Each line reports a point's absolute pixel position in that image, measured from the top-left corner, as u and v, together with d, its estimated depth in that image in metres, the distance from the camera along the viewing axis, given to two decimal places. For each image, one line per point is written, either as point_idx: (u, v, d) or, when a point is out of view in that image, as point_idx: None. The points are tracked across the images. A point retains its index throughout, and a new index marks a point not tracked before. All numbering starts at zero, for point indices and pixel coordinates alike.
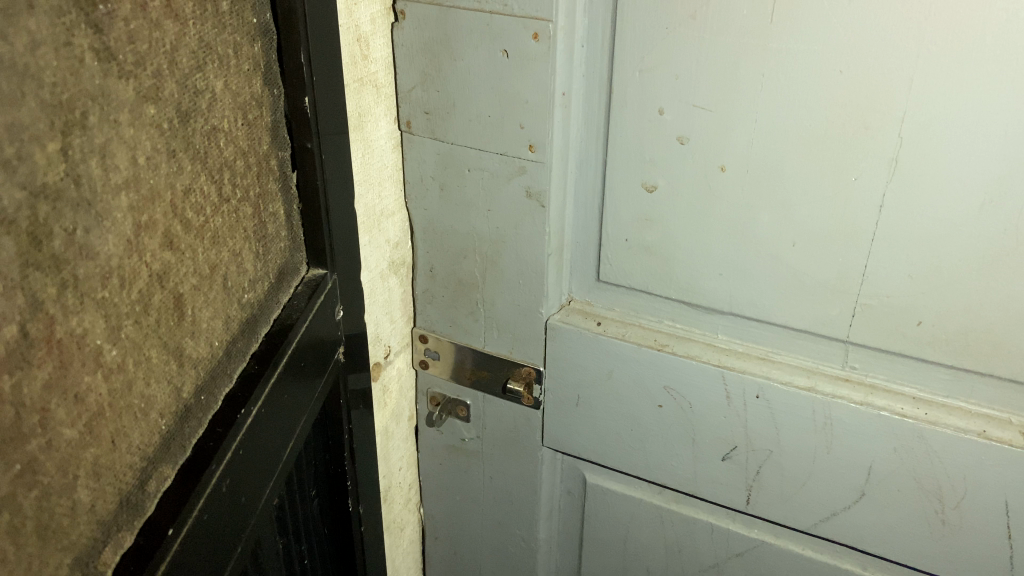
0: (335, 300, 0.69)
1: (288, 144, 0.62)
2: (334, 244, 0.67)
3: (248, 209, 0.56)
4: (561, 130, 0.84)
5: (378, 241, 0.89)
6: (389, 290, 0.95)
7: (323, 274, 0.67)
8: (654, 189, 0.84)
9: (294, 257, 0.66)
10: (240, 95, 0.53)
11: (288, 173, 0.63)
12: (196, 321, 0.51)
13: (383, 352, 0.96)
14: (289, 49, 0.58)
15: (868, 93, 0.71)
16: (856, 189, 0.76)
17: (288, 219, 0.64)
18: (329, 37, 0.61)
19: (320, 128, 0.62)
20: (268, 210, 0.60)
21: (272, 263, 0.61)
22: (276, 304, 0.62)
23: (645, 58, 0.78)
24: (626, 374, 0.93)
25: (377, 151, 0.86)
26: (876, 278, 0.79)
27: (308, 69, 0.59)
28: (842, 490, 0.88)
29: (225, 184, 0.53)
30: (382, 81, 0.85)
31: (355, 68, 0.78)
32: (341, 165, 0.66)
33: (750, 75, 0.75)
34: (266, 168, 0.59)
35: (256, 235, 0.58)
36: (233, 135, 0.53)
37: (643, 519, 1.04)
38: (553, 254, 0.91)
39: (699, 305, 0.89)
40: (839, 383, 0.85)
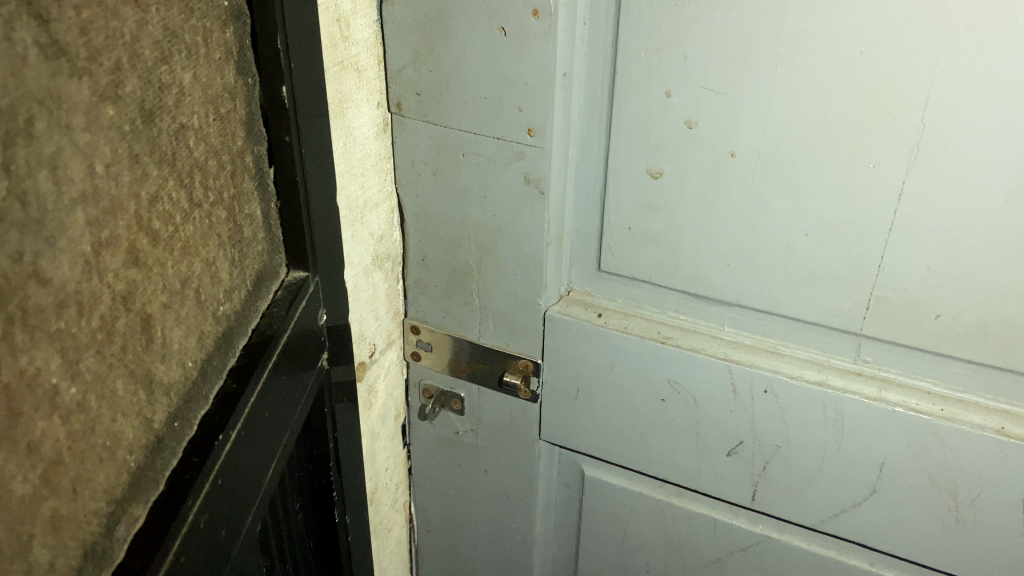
0: (317, 303, 0.64)
1: (264, 137, 0.57)
2: (315, 243, 0.63)
3: (223, 213, 0.51)
4: (562, 113, 0.79)
5: (363, 235, 0.84)
6: (376, 284, 0.90)
7: (305, 278, 0.62)
8: (661, 176, 0.80)
9: (273, 259, 0.61)
10: (211, 87, 0.48)
11: (265, 169, 0.58)
12: (167, 343, 0.46)
13: (368, 350, 0.91)
14: (265, 32, 0.53)
15: (890, 75, 0.67)
16: (875, 176, 0.72)
17: (265, 217, 0.59)
18: (305, 18, 0.56)
19: (300, 119, 0.57)
20: (245, 211, 0.55)
21: (249, 269, 0.56)
22: (255, 313, 0.57)
23: (651, 38, 0.73)
24: (628, 367, 0.89)
25: (360, 140, 0.80)
26: (893, 270, 0.75)
27: (286, 55, 0.54)
28: (852, 487, 0.85)
29: (197, 188, 0.47)
30: (366, 63, 0.79)
31: (336, 51, 0.72)
32: (321, 157, 0.61)
33: (765, 56, 0.70)
34: (240, 166, 0.54)
35: (232, 239, 0.53)
36: (205, 134, 0.48)
37: (642, 513, 1.00)
38: (551, 243, 0.86)
39: (705, 296, 0.85)
40: (852, 377, 0.81)
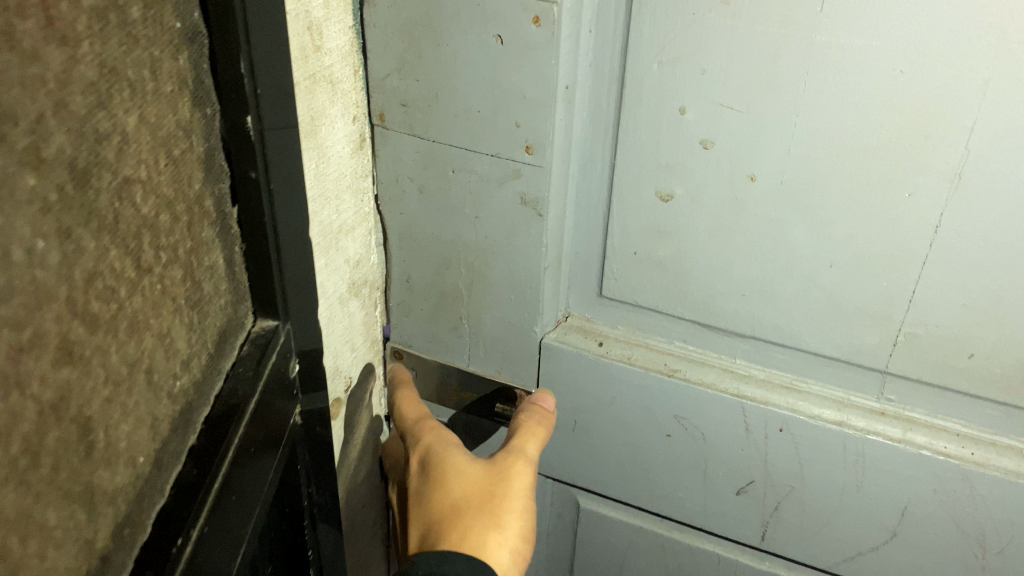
0: (287, 353, 0.58)
1: (227, 173, 0.50)
2: (285, 286, 0.56)
3: (178, 273, 0.43)
4: (564, 128, 0.72)
5: (338, 262, 0.76)
6: (353, 311, 0.82)
7: (276, 327, 0.56)
8: (671, 199, 0.73)
9: (238, 310, 0.54)
10: (162, 128, 0.40)
11: (229, 210, 0.51)
12: (110, 442, 0.37)
13: (343, 386, 0.83)
14: (228, 54, 0.45)
15: (933, 97, 0.60)
16: (910, 206, 0.65)
17: (228, 264, 0.52)
18: (278, 36, 0.48)
19: (268, 150, 0.50)
20: (203, 264, 0.47)
21: (210, 329, 0.49)
22: (218, 375, 0.50)
23: (665, 48, 0.66)
24: (632, 400, 0.82)
25: (335, 160, 0.72)
26: (925, 305, 0.69)
27: (252, 80, 0.47)
28: (871, 530, 0.79)
29: (145, 250, 0.39)
30: (341, 73, 0.70)
31: (306, 63, 0.63)
32: (295, 188, 0.54)
33: (792, 72, 0.63)
34: (198, 213, 0.46)
35: (189, 302, 0.45)
36: (157, 184, 0.40)
37: (641, 546, 0.94)
38: (550, 267, 0.79)
39: (715, 327, 0.78)
40: (874, 417, 0.75)
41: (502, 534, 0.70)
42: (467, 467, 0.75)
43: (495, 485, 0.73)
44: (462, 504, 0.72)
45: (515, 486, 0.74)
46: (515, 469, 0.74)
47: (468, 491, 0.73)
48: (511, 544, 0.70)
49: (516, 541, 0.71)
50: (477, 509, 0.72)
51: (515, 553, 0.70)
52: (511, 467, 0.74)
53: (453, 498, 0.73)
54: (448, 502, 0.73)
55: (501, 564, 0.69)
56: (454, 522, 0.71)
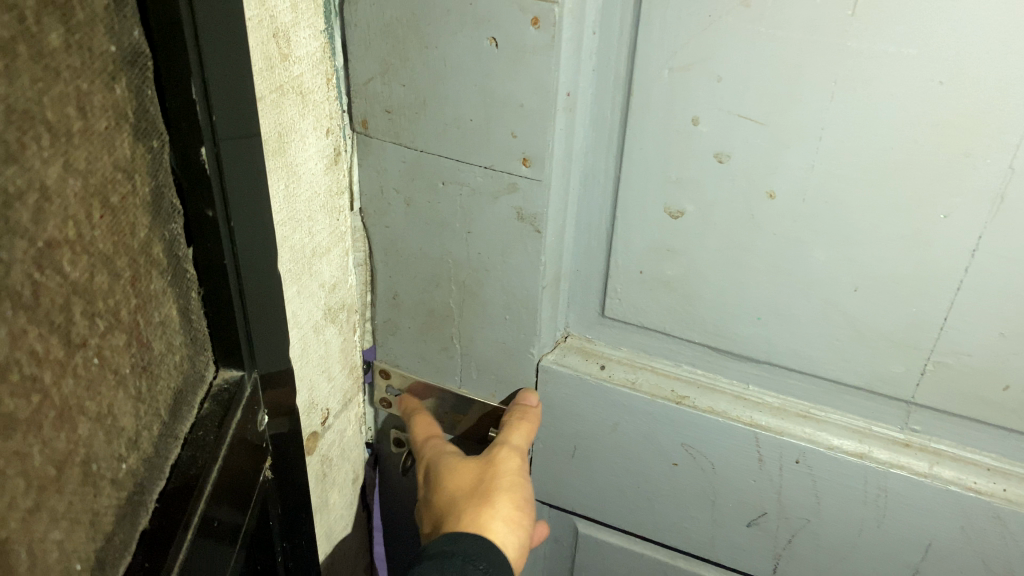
0: (252, 406, 0.59)
1: (182, 212, 0.50)
2: (247, 329, 0.57)
3: (121, 337, 0.45)
4: (564, 138, 0.65)
5: (311, 289, 0.70)
6: (329, 336, 0.76)
7: (240, 378, 0.58)
8: (681, 215, 0.66)
9: (196, 364, 0.55)
10: (93, 177, 0.41)
11: (183, 252, 0.52)
12: (40, 496, 0.39)
13: (320, 419, 0.78)
14: (174, 83, 0.45)
15: (976, 111, 0.54)
16: (945, 228, 0.59)
17: (183, 312, 0.53)
18: (239, 80, 0.49)
19: (228, 191, 0.50)
20: (152, 322, 0.48)
21: (162, 394, 0.50)
22: (174, 443, 0.51)
23: (676, 53, 0.60)
24: (635, 427, 0.77)
25: (305, 177, 0.66)
26: (957, 333, 0.63)
27: (204, 111, 0.47)
28: (891, 566, 0.74)
29: (76, 320, 0.41)
30: (312, 82, 0.64)
31: (273, 74, 0.57)
32: (258, 227, 0.55)
33: (817, 81, 0.57)
34: (146, 264, 0.47)
35: (135, 368, 0.47)
36: (88, 241, 0.41)
37: (643, 574, 0.89)
38: (548, 286, 0.73)
39: (727, 351, 0.72)
40: (899, 450, 0.70)
41: (494, 506, 0.68)
42: (460, 461, 0.74)
43: (486, 472, 0.72)
44: (455, 494, 0.71)
45: (506, 468, 0.72)
46: (505, 452, 0.73)
47: (460, 479, 0.72)
48: (505, 515, 0.68)
49: (511, 512, 0.69)
50: (470, 497, 0.70)
51: (511, 523, 0.68)
52: (501, 453, 0.73)
53: (446, 487, 0.72)
54: (444, 495, 0.72)
55: (497, 535, 0.67)
56: (448, 508, 0.70)
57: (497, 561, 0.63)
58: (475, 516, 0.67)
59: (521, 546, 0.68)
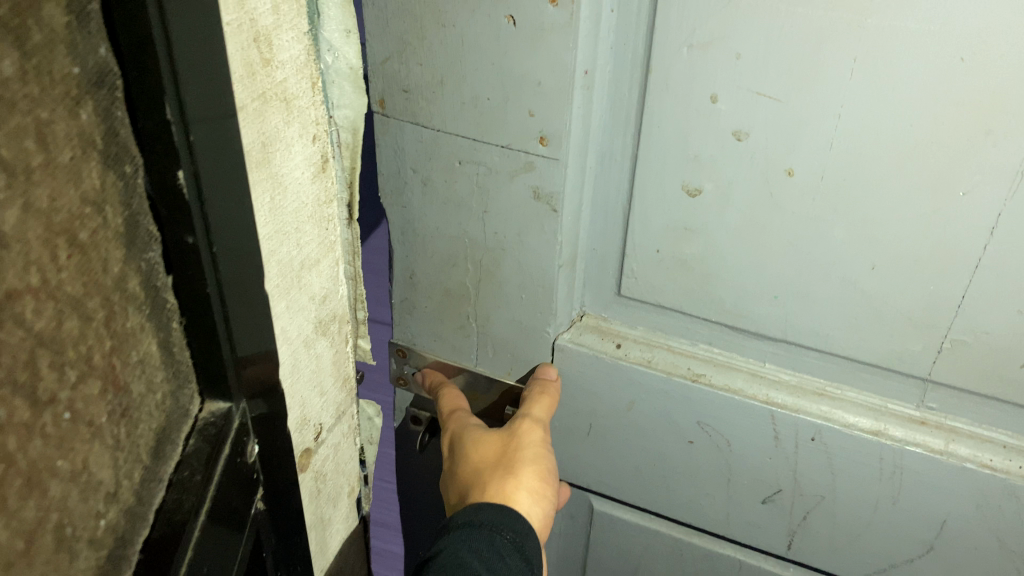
0: (243, 435, 0.53)
1: (156, 237, 0.44)
2: (235, 358, 0.50)
3: (95, 386, 0.39)
4: (581, 117, 0.65)
5: (299, 303, 0.61)
6: (320, 355, 0.67)
7: (230, 409, 0.51)
8: (699, 194, 0.66)
9: (179, 400, 0.48)
10: (48, 215, 0.34)
11: (161, 283, 0.45)
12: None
13: (312, 434, 0.69)
14: (149, 102, 0.39)
15: (999, 88, 0.54)
16: (965, 205, 0.59)
17: (166, 345, 0.46)
18: (214, 86, 0.42)
19: (211, 215, 0.44)
20: (127, 363, 0.42)
21: (142, 437, 0.44)
22: (162, 482, 0.46)
23: (695, 30, 0.59)
24: (651, 406, 0.77)
25: (292, 189, 0.56)
26: (975, 311, 0.63)
27: (181, 127, 0.40)
28: (906, 543, 0.74)
29: (44, 375, 0.35)
30: (297, 87, 0.55)
31: (254, 81, 0.48)
32: (247, 247, 0.49)
33: (837, 59, 0.57)
34: (119, 302, 0.41)
35: (113, 415, 0.41)
36: (54, 287, 0.35)
37: (658, 550, 0.90)
38: (564, 265, 0.73)
39: (743, 329, 0.73)
40: (914, 427, 0.70)
41: (519, 478, 0.72)
42: (484, 433, 0.76)
43: (510, 445, 0.74)
44: (481, 466, 0.74)
45: (529, 442, 0.74)
46: (527, 426, 0.75)
47: (484, 450, 0.75)
48: (529, 487, 0.72)
49: (535, 484, 0.73)
50: (496, 471, 0.73)
51: (535, 494, 0.72)
52: (523, 426, 0.75)
53: (472, 457, 0.75)
54: (469, 466, 0.75)
55: (522, 505, 0.71)
56: (474, 479, 0.74)
57: (524, 534, 0.67)
58: (500, 492, 0.71)
59: (544, 514, 0.72)
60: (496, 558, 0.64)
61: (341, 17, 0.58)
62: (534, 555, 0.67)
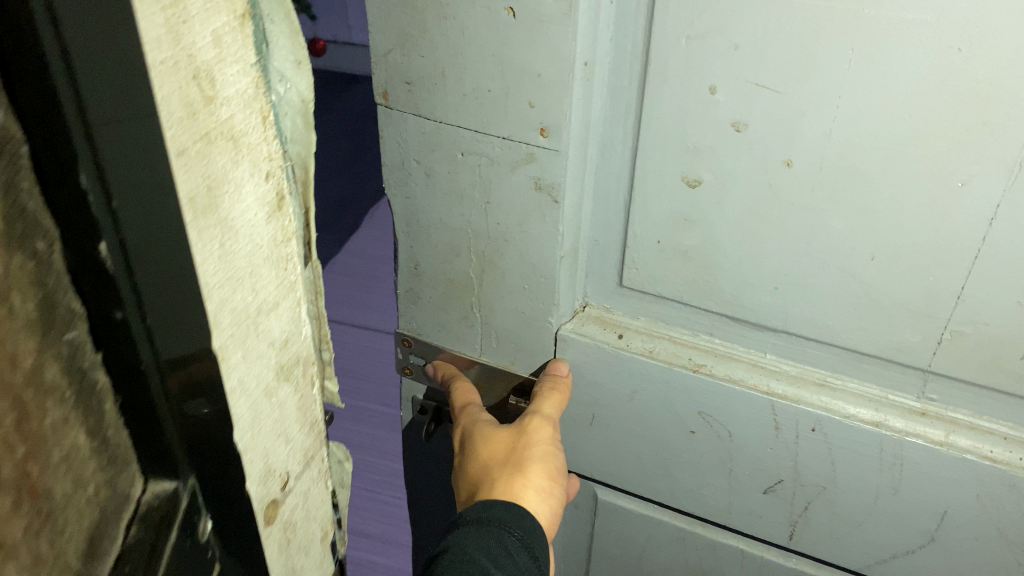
0: (192, 512, 0.45)
1: (66, 315, 0.35)
2: (179, 432, 0.42)
3: (6, 502, 0.31)
4: (581, 108, 0.66)
5: (260, 357, 0.48)
6: (284, 406, 0.53)
7: (176, 486, 0.43)
8: (699, 184, 0.67)
9: (116, 487, 0.40)
10: None
11: (83, 368, 0.37)
12: None
13: (280, 485, 0.53)
14: (63, 170, 0.31)
15: (998, 80, 0.54)
16: (964, 196, 0.59)
17: (97, 432, 0.38)
18: (130, 120, 0.33)
19: (140, 281, 0.36)
20: (47, 466, 0.34)
21: (76, 537, 0.36)
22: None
23: (695, 22, 0.60)
24: (653, 396, 0.78)
25: (242, 234, 0.44)
26: (974, 302, 0.63)
27: (101, 195, 0.33)
28: (906, 534, 0.74)
29: None
30: (246, 120, 0.42)
31: (194, 120, 0.38)
32: (186, 312, 0.39)
33: (834, 51, 0.57)
34: (31, 400, 0.33)
35: (35, 530, 0.33)
36: None
37: (662, 539, 0.91)
38: (566, 255, 0.74)
39: (744, 320, 0.73)
40: (914, 418, 0.70)
41: (525, 476, 0.74)
42: (494, 430, 0.78)
43: (518, 442, 0.76)
44: (489, 464, 0.76)
45: (537, 440, 0.75)
46: (535, 425, 0.75)
47: (493, 447, 0.76)
48: (535, 485, 0.74)
49: (541, 481, 0.74)
50: (504, 469, 0.75)
51: (540, 491, 0.74)
52: (531, 424, 0.76)
53: (479, 454, 0.77)
54: (478, 463, 0.76)
55: (529, 504, 0.73)
56: (483, 475, 0.75)
57: (530, 534, 0.69)
58: (506, 491, 0.73)
59: (550, 510, 0.75)
60: (504, 555, 0.66)
61: (291, 45, 0.48)
62: (542, 552, 0.70)
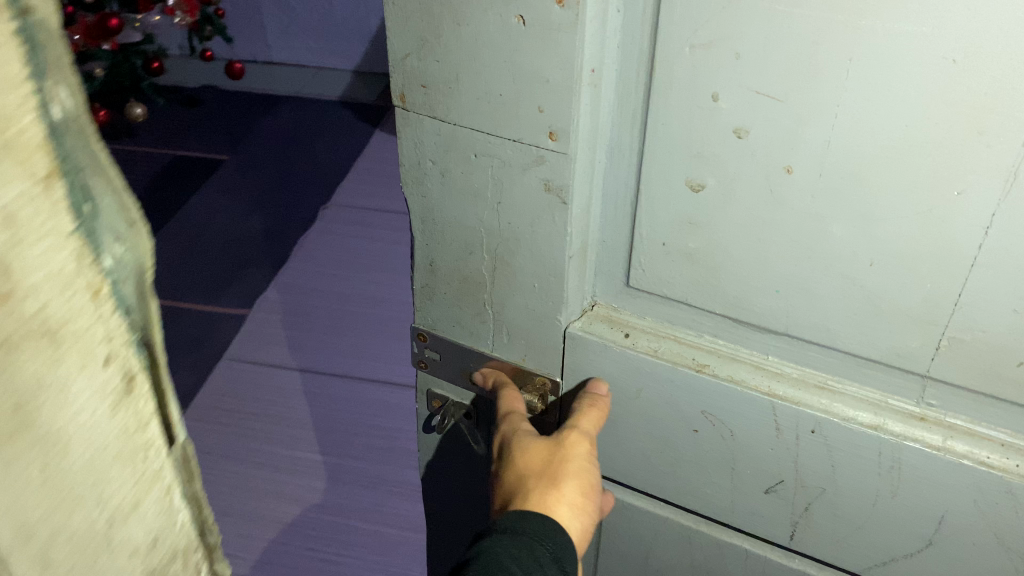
0: None
1: None
2: None
3: None
4: (589, 113, 0.68)
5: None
6: None
7: None
8: (703, 189, 0.69)
9: None
10: None
11: None
12: None
13: None
14: None
15: (992, 89, 0.55)
16: (961, 205, 0.60)
17: None
18: None
19: None
20: None
21: None
22: None
23: (697, 31, 0.62)
24: (658, 394, 0.80)
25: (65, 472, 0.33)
26: (971, 309, 0.64)
27: None
28: (906, 538, 0.75)
29: None
30: (64, 310, 0.31)
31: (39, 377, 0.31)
32: None
33: (834, 60, 0.58)
34: None
35: None
36: None
37: (668, 536, 0.93)
38: (575, 256, 0.76)
39: (748, 323, 0.74)
40: (913, 423, 0.71)
41: (561, 491, 0.75)
42: (535, 442, 0.79)
43: (558, 458, 0.77)
44: (528, 474, 0.77)
45: (577, 459, 0.77)
46: (578, 445, 0.78)
47: (533, 459, 0.78)
48: (570, 501, 0.75)
49: (576, 498, 0.76)
50: (542, 481, 0.76)
51: (575, 508, 0.75)
52: (574, 441, 0.78)
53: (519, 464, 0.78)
54: (516, 472, 0.78)
55: (562, 518, 0.74)
56: (520, 485, 0.77)
57: (563, 547, 0.71)
58: (543, 502, 0.74)
59: (582, 529, 0.76)
60: (537, 567, 0.68)
61: (116, 211, 0.34)
62: (572, 569, 0.70)
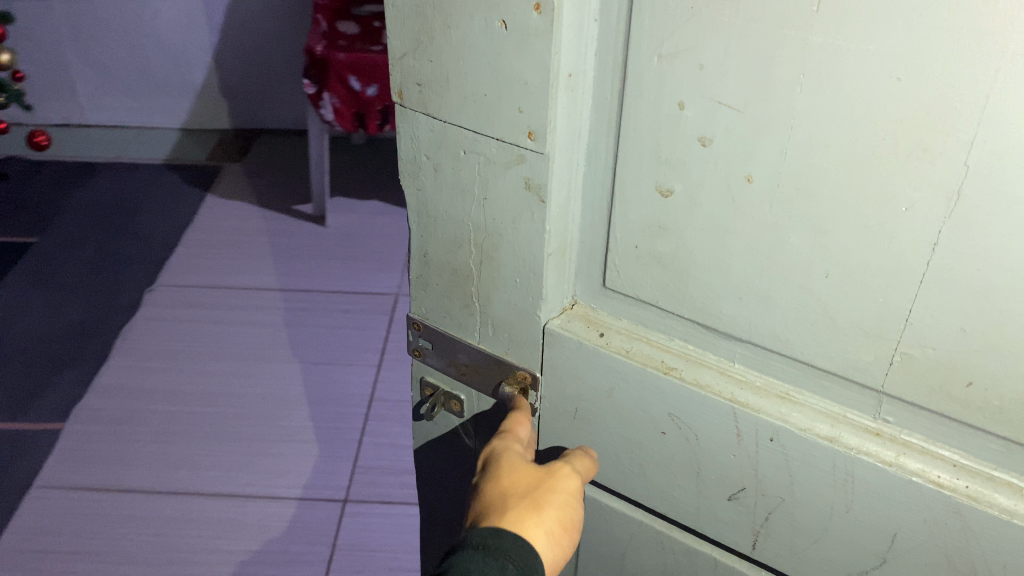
0: None
1: None
2: None
3: None
4: (566, 116, 0.72)
5: None
6: None
7: None
8: (671, 194, 0.72)
9: None
10: None
11: None
12: None
13: None
14: None
15: (928, 108, 0.57)
16: (907, 221, 0.62)
17: None
18: None
19: None
20: None
21: None
22: None
23: (664, 42, 0.66)
24: (628, 395, 0.82)
25: None
26: (920, 326, 0.65)
27: None
28: (861, 554, 0.76)
29: None
30: None
31: None
32: None
33: (784, 75, 0.61)
34: None
35: None
36: None
37: (642, 541, 0.95)
38: (554, 253, 0.79)
39: (715, 328, 0.77)
40: (867, 437, 0.72)
41: (543, 518, 0.79)
42: (530, 465, 0.83)
43: (548, 487, 0.81)
44: (517, 491, 0.81)
45: (565, 493, 0.82)
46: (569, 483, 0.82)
47: (523, 480, 0.82)
48: (549, 530, 0.79)
49: (555, 528, 0.80)
50: (527, 502, 0.80)
51: (551, 537, 0.79)
52: (565, 479, 0.82)
53: (510, 480, 0.82)
54: (506, 485, 0.81)
55: (538, 543, 0.78)
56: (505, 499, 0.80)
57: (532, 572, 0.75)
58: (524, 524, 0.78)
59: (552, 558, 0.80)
60: None
61: None
62: None
